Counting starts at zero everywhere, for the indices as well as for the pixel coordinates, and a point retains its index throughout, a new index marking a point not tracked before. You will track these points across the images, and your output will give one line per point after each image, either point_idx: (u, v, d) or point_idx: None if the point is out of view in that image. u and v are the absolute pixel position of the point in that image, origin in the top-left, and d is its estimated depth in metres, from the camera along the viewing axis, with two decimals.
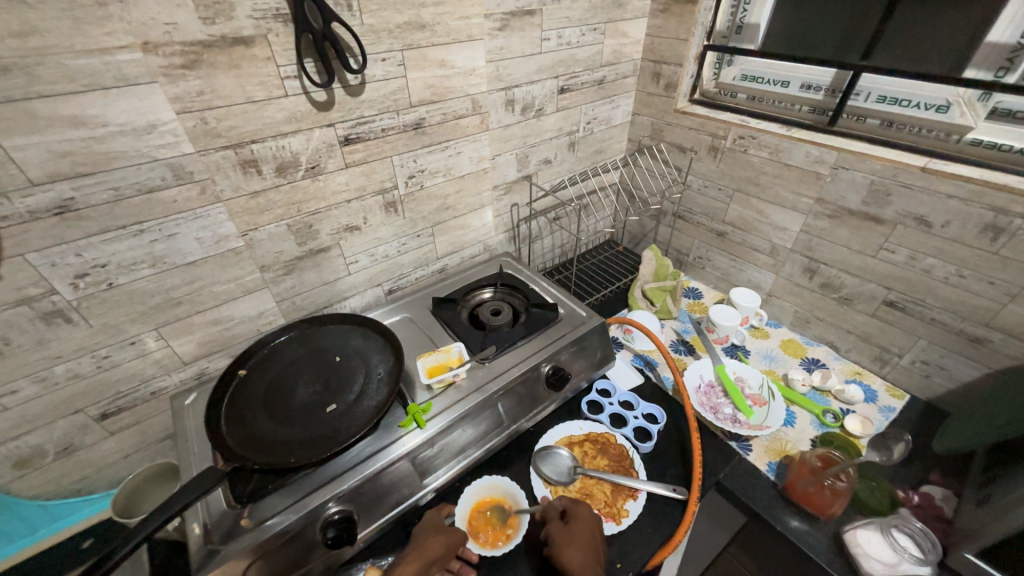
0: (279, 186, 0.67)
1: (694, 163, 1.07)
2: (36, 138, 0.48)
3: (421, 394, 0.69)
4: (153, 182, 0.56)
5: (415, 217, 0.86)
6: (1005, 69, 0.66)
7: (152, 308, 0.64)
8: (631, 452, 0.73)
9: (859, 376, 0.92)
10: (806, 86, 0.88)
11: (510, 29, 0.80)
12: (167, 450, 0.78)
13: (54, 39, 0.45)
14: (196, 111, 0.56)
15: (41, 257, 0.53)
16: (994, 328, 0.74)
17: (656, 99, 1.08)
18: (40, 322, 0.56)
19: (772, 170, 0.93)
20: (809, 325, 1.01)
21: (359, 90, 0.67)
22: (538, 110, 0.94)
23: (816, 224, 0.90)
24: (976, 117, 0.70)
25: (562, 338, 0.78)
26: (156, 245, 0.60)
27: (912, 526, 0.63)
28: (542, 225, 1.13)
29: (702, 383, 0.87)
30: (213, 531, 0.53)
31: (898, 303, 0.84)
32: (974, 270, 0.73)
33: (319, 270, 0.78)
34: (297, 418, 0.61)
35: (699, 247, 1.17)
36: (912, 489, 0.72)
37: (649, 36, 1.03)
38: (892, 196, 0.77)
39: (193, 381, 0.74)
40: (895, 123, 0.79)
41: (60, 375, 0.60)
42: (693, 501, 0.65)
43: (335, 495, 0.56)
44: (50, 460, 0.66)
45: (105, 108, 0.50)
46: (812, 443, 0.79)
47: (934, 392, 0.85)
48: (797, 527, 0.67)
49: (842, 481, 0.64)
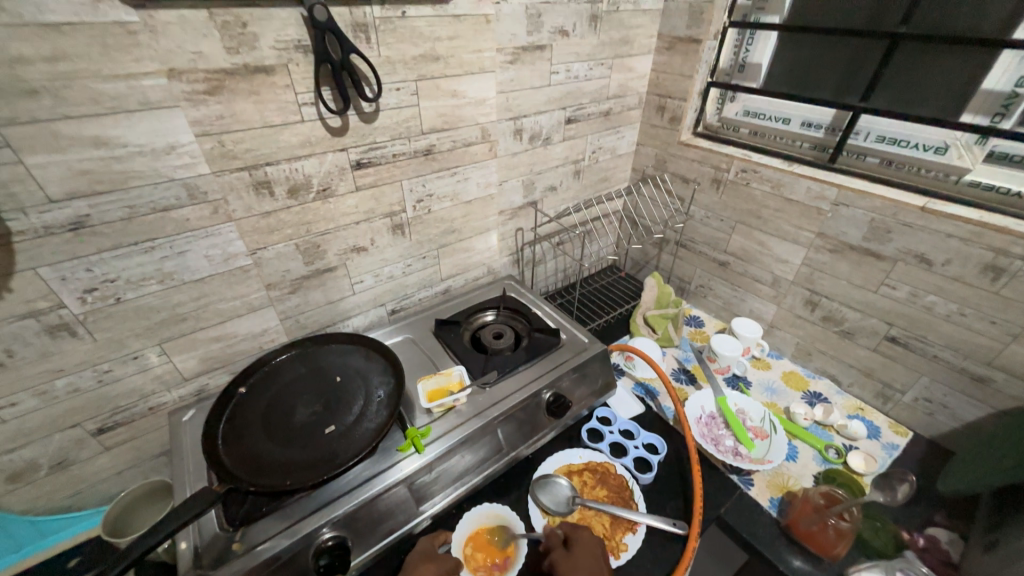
0: (290, 207, 0.68)
1: (697, 194, 1.09)
2: (57, 156, 0.49)
3: (421, 418, 0.68)
4: (167, 201, 0.57)
5: (421, 239, 0.87)
6: (1000, 115, 0.69)
7: (157, 323, 0.64)
8: (631, 483, 0.72)
9: (862, 412, 0.92)
10: (807, 124, 0.89)
11: (520, 63, 0.83)
12: (161, 467, 0.77)
13: (84, 64, 0.47)
14: (215, 134, 0.57)
15: (53, 271, 0.53)
16: (997, 368, 0.74)
17: (660, 131, 1.11)
18: (46, 335, 0.56)
19: (774, 203, 0.94)
20: (811, 357, 1.00)
21: (373, 117, 0.69)
22: (545, 139, 0.97)
23: (818, 258, 0.91)
24: (974, 159, 0.72)
25: (564, 365, 0.78)
26: (166, 261, 0.61)
27: (917, 571, 0.62)
28: (546, 249, 1.14)
29: (703, 414, 0.87)
30: (203, 555, 0.52)
31: (899, 339, 0.84)
32: (975, 309, 0.73)
33: (325, 290, 0.79)
34: (295, 440, 0.60)
35: (701, 275, 1.18)
36: (917, 531, 0.70)
37: (654, 71, 1.06)
38: (892, 233, 0.78)
39: (192, 398, 0.73)
40: (893, 163, 0.80)
41: (61, 388, 0.60)
42: (694, 537, 0.64)
43: (329, 520, 0.55)
44: (42, 474, 0.65)
45: (126, 130, 0.52)
46: (814, 479, 0.77)
47: (937, 430, 0.84)
48: (800, 568, 0.65)
49: (846, 521, 0.63)
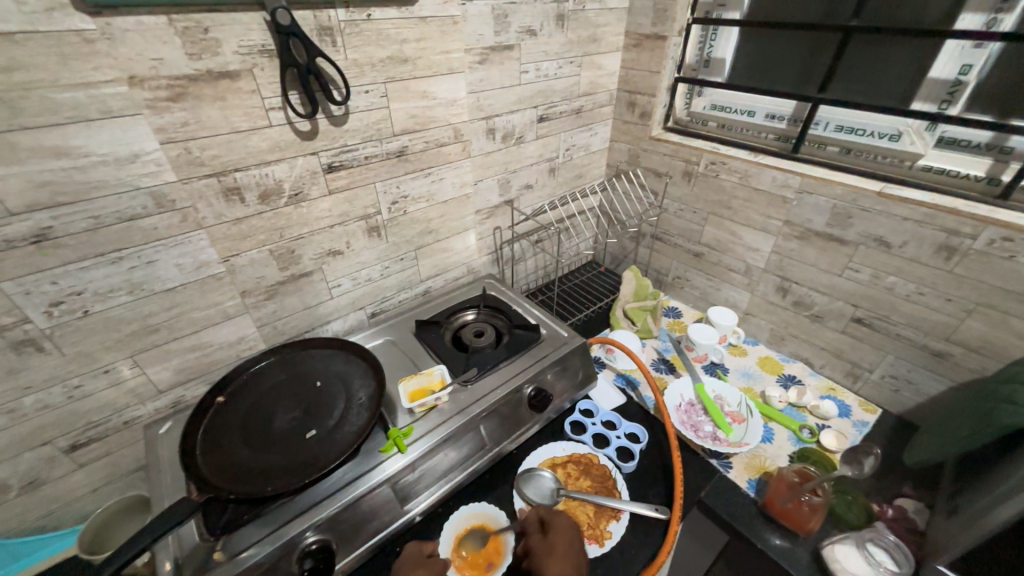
0: (261, 213, 0.68)
1: (670, 187, 1.12)
2: (16, 168, 0.48)
3: (403, 418, 0.69)
4: (134, 211, 0.57)
5: (398, 241, 0.88)
6: (947, 102, 0.72)
7: (128, 335, 0.63)
8: (614, 472, 0.73)
9: (834, 392, 0.95)
10: (770, 116, 0.93)
11: (489, 63, 0.84)
12: (138, 483, 0.75)
13: (40, 73, 0.46)
14: (180, 141, 0.57)
15: (16, 285, 0.52)
16: (955, 343, 0.77)
17: (631, 126, 1.13)
18: (11, 352, 0.55)
19: (743, 194, 0.97)
20: (784, 342, 1.04)
21: (343, 120, 0.69)
22: (518, 138, 0.98)
23: (786, 245, 0.94)
24: (925, 144, 0.75)
25: (545, 359, 0.79)
26: (135, 272, 0.60)
27: (886, 540, 0.64)
28: (525, 247, 1.16)
29: (682, 402, 0.89)
30: (184, 566, 0.52)
31: (865, 320, 0.87)
32: (932, 288, 0.77)
33: (302, 295, 0.79)
34: (275, 445, 0.60)
35: (678, 267, 1.20)
36: (887, 503, 0.73)
37: (623, 68, 1.08)
38: (853, 218, 0.82)
39: (168, 410, 0.72)
40: (853, 151, 0.84)
41: (30, 406, 0.59)
42: (676, 521, 0.65)
43: (313, 524, 0.55)
44: (13, 495, 0.63)
45: (87, 139, 0.51)
46: (790, 459, 0.80)
47: (903, 406, 0.88)
48: (779, 545, 0.67)
49: (819, 495, 0.65)
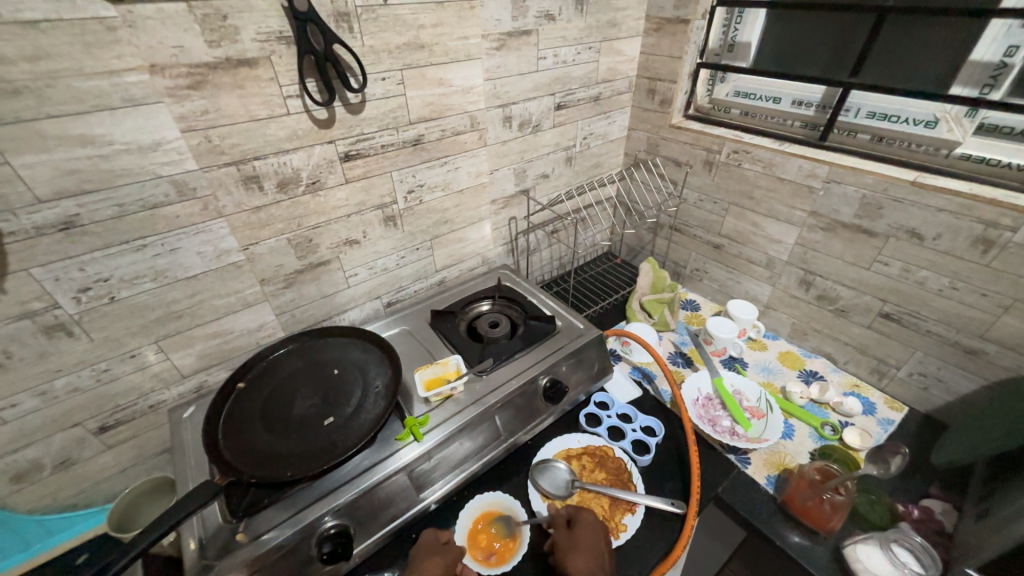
0: (280, 202, 0.68)
1: (690, 177, 1.09)
2: (44, 156, 0.49)
3: (418, 407, 0.69)
4: (157, 199, 0.58)
5: (414, 231, 0.87)
6: (989, 86, 0.68)
7: (153, 321, 0.64)
8: (630, 465, 0.72)
9: (858, 389, 0.92)
10: (797, 103, 0.89)
11: (506, 49, 0.82)
12: (164, 464, 0.78)
13: (65, 62, 0.47)
14: (201, 129, 0.57)
15: (46, 271, 0.54)
16: (989, 341, 0.74)
17: (651, 114, 1.10)
18: (42, 336, 0.56)
19: (766, 184, 0.94)
20: (807, 336, 1.01)
21: (359, 108, 0.69)
22: (534, 126, 0.96)
23: (811, 237, 0.91)
24: (964, 132, 0.71)
25: (560, 351, 0.79)
26: (158, 259, 0.61)
27: (911, 541, 0.62)
28: (540, 238, 1.14)
29: (700, 396, 0.87)
30: (208, 546, 0.53)
31: (893, 315, 0.84)
32: (967, 282, 0.73)
33: (319, 284, 0.79)
34: (295, 432, 0.61)
35: (696, 259, 1.18)
36: (912, 503, 0.71)
37: (643, 54, 1.05)
38: (884, 209, 0.78)
39: (192, 395, 0.74)
40: (885, 138, 0.80)
41: (61, 388, 0.61)
42: (692, 516, 0.65)
43: (331, 509, 0.56)
44: (47, 473, 0.66)
45: (111, 128, 0.52)
46: (811, 456, 0.78)
47: (932, 404, 0.85)
48: (798, 544, 0.66)
49: (841, 494, 0.64)
